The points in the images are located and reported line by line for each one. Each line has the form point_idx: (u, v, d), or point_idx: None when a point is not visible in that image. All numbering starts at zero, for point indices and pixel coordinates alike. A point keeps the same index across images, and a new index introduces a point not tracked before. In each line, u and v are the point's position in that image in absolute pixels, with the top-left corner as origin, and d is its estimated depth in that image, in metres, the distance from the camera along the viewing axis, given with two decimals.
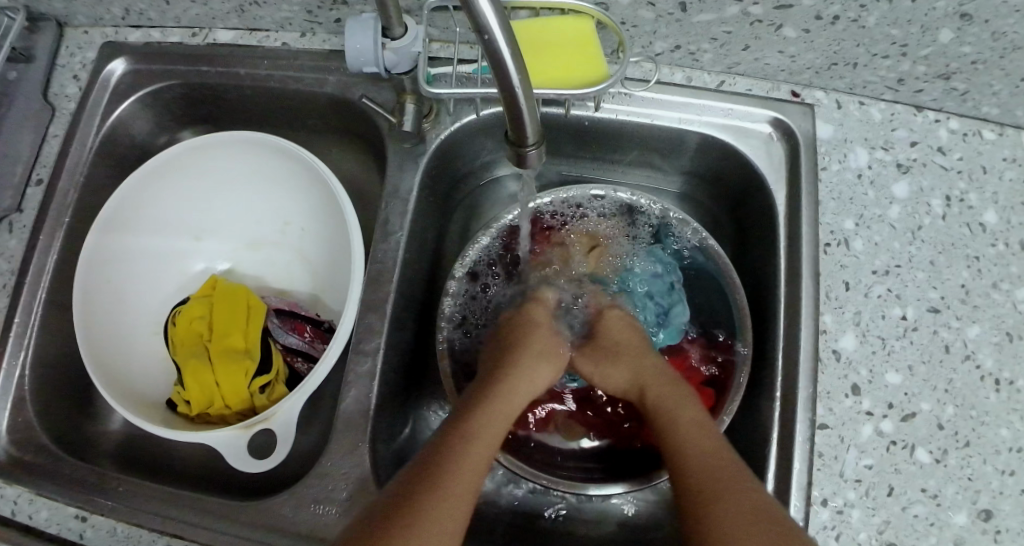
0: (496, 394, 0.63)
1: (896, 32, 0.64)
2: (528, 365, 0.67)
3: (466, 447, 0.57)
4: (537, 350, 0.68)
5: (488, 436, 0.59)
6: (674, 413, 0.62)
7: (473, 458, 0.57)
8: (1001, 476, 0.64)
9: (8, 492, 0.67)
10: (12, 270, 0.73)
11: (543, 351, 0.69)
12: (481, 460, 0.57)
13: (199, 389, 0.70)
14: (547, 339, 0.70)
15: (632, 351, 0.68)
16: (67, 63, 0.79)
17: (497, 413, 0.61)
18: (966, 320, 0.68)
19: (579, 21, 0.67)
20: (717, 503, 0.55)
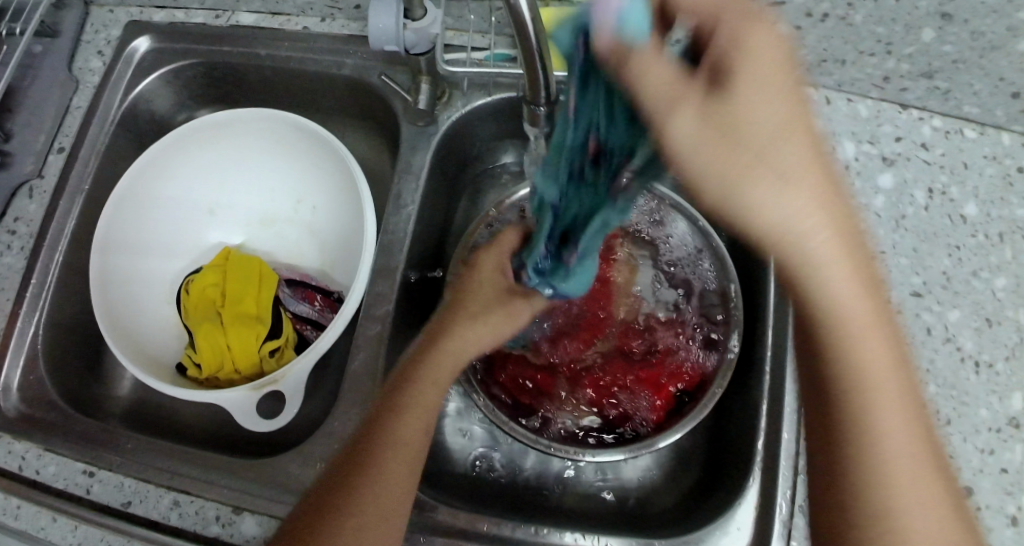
0: (423, 368, 0.62)
1: (882, 30, 0.68)
2: (459, 335, 0.63)
3: (389, 431, 0.59)
4: (472, 322, 0.63)
5: (415, 416, 0.59)
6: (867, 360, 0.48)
7: (400, 443, 0.58)
8: (980, 454, 0.67)
9: (17, 447, 0.69)
10: (31, 234, 0.75)
11: (485, 326, 0.64)
12: (410, 444, 0.59)
13: (210, 351, 0.72)
14: (490, 300, 0.65)
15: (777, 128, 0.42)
16: (92, 40, 0.82)
17: (427, 389, 0.61)
18: (947, 304, 0.72)
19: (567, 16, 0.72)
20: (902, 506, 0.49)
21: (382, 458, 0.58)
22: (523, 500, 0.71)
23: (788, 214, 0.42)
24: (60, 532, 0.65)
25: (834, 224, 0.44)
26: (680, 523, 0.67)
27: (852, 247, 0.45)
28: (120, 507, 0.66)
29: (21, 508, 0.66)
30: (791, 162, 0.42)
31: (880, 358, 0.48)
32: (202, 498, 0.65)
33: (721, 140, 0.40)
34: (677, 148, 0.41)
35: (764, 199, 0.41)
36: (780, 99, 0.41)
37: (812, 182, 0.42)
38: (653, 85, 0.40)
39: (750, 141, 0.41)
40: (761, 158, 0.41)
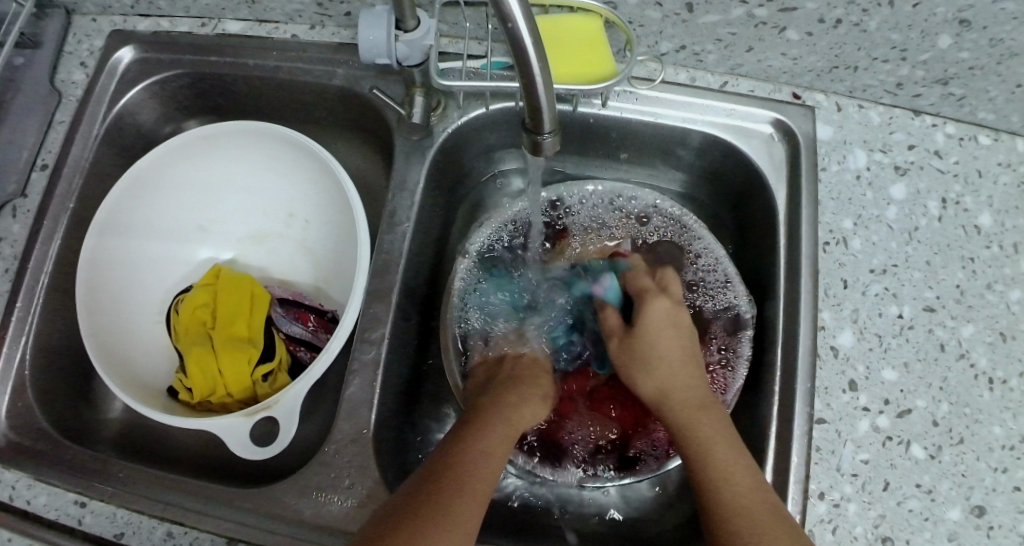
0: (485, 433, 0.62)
1: (897, 36, 0.65)
2: (525, 406, 0.67)
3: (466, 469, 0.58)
4: (538, 399, 0.68)
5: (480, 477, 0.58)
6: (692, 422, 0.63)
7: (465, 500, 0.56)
8: (994, 473, 0.66)
9: (6, 477, 0.67)
10: (15, 255, 0.73)
11: (542, 403, 0.69)
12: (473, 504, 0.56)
13: (201, 375, 0.70)
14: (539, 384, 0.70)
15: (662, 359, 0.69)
16: (74, 51, 0.79)
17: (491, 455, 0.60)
18: (961, 319, 0.70)
19: (567, 25, 0.69)
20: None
21: (443, 514, 0.54)
22: (525, 524, 0.69)
23: (665, 382, 0.67)
24: None
25: (685, 372, 0.68)
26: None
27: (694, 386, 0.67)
28: (113, 538, 0.64)
29: (13, 541, 0.64)
30: (670, 366, 0.68)
31: (716, 420, 0.63)
32: (196, 529, 0.63)
33: (631, 353, 0.70)
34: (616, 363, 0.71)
35: (649, 374, 0.68)
36: (658, 325, 0.70)
37: (674, 369, 0.68)
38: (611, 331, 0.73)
39: (645, 353, 0.70)
40: (638, 362, 0.69)
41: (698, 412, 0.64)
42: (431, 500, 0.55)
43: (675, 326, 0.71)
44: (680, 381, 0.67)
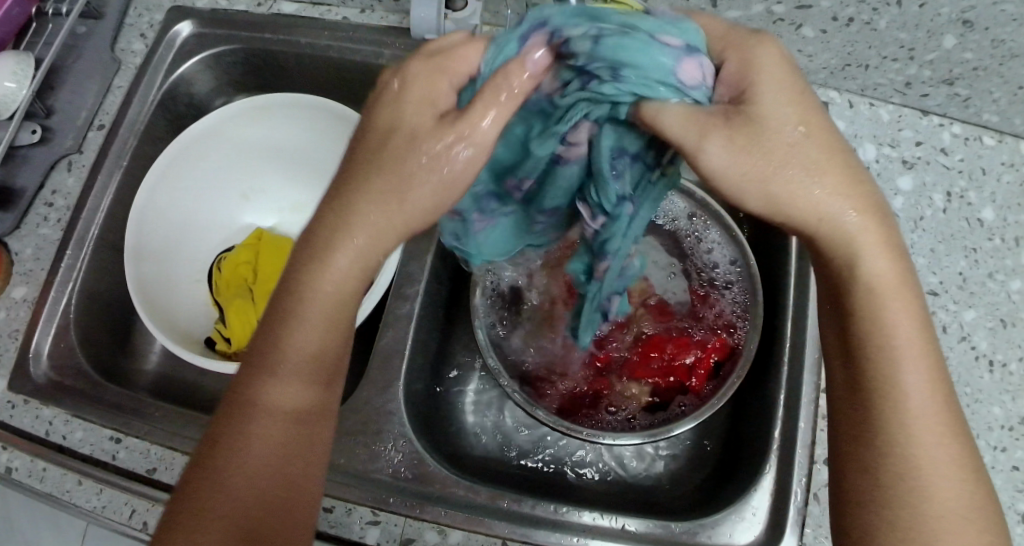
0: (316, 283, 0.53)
1: (905, 35, 0.70)
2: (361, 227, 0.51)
3: (300, 332, 0.53)
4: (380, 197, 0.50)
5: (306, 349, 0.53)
6: (877, 312, 0.52)
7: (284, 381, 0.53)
8: (993, 451, 0.69)
9: (45, 412, 0.70)
10: (68, 207, 0.77)
11: (392, 207, 0.50)
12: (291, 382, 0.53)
13: (241, 326, 0.75)
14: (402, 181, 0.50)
15: (810, 154, 0.49)
16: (135, 23, 0.84)
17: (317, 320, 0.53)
18: (963, 304, 0.73)
19: None
20: (926, 489, 0.50)
21: (268, 395, 0.53)
22: (536, 480, 0.71)
23: (812, 203, 0.49)
24: (85, 494, 0.66)
25: (882, 241, 0.51)
26: (692, 509, 0.67)
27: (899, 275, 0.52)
28: (145, 473, 0.67)
29: (47, 470, 0.67)
30: (828, 169, 0.49)
31: (912, 348, 0.51)
32: None
33: (759, 166, 0.48)
34: (673, 120, 0.47)
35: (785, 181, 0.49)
36: (785, 99, 0.48)
37: (832, 175, 0.49)
38: (670, 113, 0.48)
39: (780, 145, 0.48)
40: (784, 171, 0.48)
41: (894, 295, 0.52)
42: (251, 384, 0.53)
43: (792, 84, 0.49)
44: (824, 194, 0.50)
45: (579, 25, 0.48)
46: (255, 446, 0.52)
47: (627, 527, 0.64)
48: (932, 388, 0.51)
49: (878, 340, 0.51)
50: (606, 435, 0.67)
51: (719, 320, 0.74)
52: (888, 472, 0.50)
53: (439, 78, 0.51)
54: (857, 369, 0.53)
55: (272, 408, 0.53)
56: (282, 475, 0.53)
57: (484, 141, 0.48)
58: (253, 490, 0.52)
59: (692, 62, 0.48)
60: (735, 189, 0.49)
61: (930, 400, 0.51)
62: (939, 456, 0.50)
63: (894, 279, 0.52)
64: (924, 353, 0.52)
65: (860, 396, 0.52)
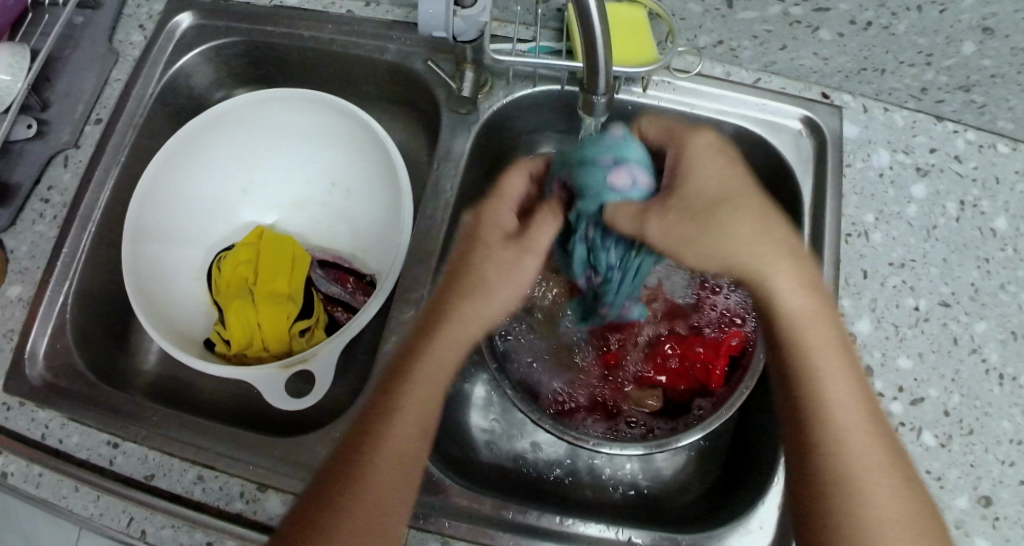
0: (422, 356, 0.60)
1: (924, 41, 0.69)
2: (461, 312, 0.60)
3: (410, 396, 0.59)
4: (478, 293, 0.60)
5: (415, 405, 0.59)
6: (800, 338, 0.57)
7: (396, 436, 0.58)
8: (1001, 465, 0.68)
9: (40, 415, 0.69)
10: (63, 204, 0.75)
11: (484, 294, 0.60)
12: (403, 438, 0.58)
13: (240, 326, 0.72)
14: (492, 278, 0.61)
15: (736, 213, 0.59)
16: (134, 14, 0.81)
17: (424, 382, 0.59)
18: (974, 315, 0.72)
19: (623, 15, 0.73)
20: (869, 490, 0.53)
21: (381, 448, 0.57)
22: (542, 489, 0.70)
23: (733, 249, 0.58)
24: (82, 501, 0.65)
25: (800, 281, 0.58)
26: (699, 521, 0.66)
27: (819, 312, 0.58)
28: (143, 479, 0.66)
29: (44, 476, 0.66)
30: (750, 224, 0.58)
31: (831, 366, 0.57)
32: (226, 473, 0.65)
33: (688, 231, 0.59)
34: (617, 209, 0.60)
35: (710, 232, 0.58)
36: (705, 167, 0.60)
37: (750, 230, 0.58)
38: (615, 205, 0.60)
39: (702, 207, 0.59)
40: (708, 230, 0.58)
41: (812, 318, 0.58)
42: (363, 442, 0.58)
43: (718, 155, 0.60)
44: (744, 248, 0.58)
45: (564, 168, 0.63)
46: (368, 493, 0.56)
47: (633, 539, 0.63)
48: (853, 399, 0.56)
49: (803, 371, 0.57)
50: (622, 446, 0.66)
51: (724, 316, 0.75)
52: (827, 476, 0.54)
53: (500, 207, 0.63)
54: (789, 390, 0.57)
55: (384, 460, 0.57)
56: (395, 517, 0.56)
57: (541, 250, 0.62)
58: (368, 529, 0.55)
59: (626, 171, 0.60)
60: (672, 249, 0.60)
61: (854, 404, 0.56)
62: (869, 456, 0.54)
63: (811, 305, 0.58)
64: (843, 369, 0.57)
65: (792, 413, 0.57)
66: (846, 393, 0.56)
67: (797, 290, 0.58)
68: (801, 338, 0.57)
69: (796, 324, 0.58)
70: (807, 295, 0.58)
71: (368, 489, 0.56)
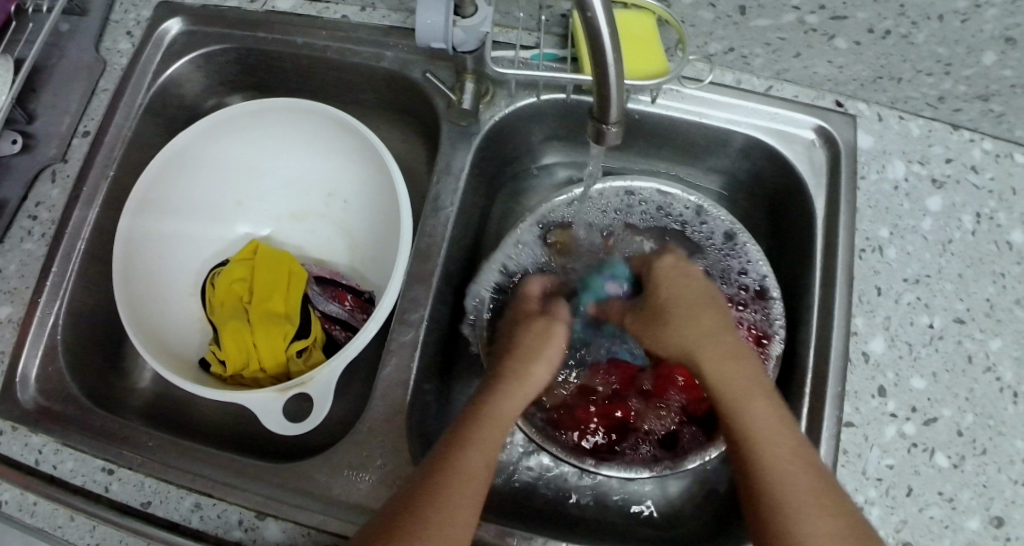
0: (485, 402, 0.63)
1: (943, 50, 0.66)
2: (517, 377, 0.65)
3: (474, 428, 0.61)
4: (537, 363, 0.67)
5: (484, 437, 0.60)
6: (730, 388, 0.62)
7: (465, 459, 0.58)
8: (1014, 485, 0.66)
9: (33, 441, 0.67)
10: (52, 220, 0.73)
11: (532, 358, 0.67)
12: (474, 463, 0.58)
13: (235, 348, 0.70)
14: (536, 348, 0.68)
15: (691, 300, 0.69)
16: (121, 20, 0.78)
17: (487, 423, 0.61)
18: (990, 332, 0.70)
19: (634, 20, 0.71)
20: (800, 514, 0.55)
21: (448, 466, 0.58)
22: (547, 511, 0.70)
23: (690, 334, 0.67)
24: (78, 531, 0.64)
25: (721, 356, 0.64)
26: None
27: (748, 373, 0.63)
28: (140, 507, 0.64)
29: (38, 504, 0.64)
30: (693, 306, 0.68)
31: (756, 399, 0.61)
32: (225, 501, 0.63)
33: (651, 319, 0.70)
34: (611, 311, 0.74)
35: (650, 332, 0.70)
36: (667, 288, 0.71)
37: (702, 311, 0.68)
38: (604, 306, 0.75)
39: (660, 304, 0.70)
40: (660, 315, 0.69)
41: (736, 364, 0.63)
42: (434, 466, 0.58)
43: (683, 277, 0.71)
44: (697, 332, 0.67)
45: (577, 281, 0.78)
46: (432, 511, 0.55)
47: None
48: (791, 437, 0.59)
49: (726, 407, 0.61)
50: (630, 470, 0.66)
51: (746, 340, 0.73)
52: (767, 501, 0.57)
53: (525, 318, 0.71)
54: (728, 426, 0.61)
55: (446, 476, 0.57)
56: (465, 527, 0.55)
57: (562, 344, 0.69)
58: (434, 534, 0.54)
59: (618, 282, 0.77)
60: (642, 345, 0.71)
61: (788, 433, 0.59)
62: (811, 486, 0.56)
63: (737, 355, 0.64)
64: (773, 407, 0.61)
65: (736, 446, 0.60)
66: (778, 426, 0.59)
67: (727, 346, 0.65)
68: (724, 382, 0.63)
69: (727, 370, 0.63)
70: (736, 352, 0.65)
71: (442, 502, 0.55)
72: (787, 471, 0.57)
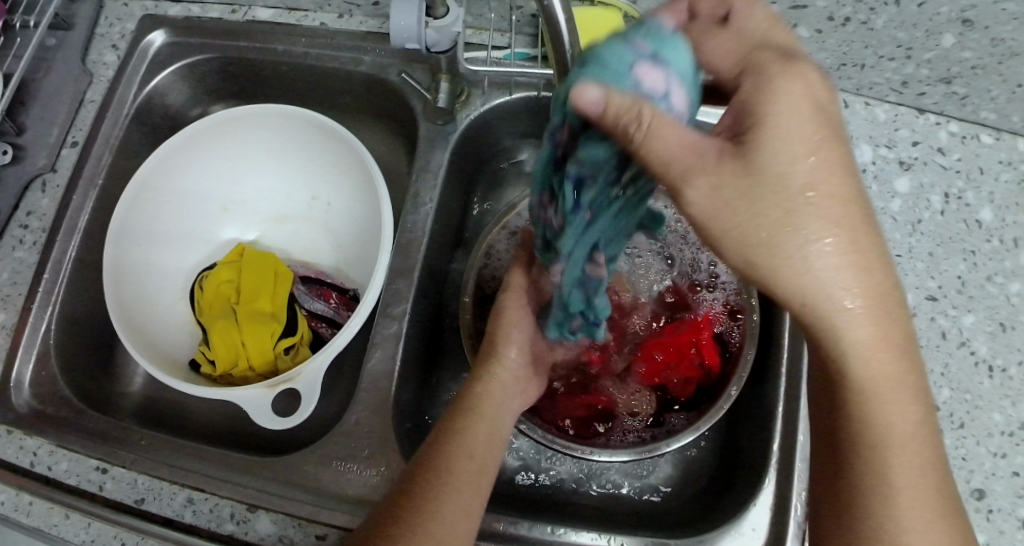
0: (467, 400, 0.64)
1: (902, 34, 0.68)
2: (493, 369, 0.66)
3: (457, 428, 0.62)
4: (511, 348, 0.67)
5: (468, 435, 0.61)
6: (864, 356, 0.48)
7: (451, 458, 0.59)
8: (993, 457, 0.67)
9: (29, 443, 0.68)
10: (43, 228, 0.75)
11: (504, 343, 0.67)
12: (460, 460, 0.60)
13: (225, 348, 0.72)
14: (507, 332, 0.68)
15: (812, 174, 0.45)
16: (106, 33, 0.81)
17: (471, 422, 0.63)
18: (962, 308, 0.72)
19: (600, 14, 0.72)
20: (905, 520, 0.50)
21: (436, 468, 0.59)
22: (536, 498, 0.71)
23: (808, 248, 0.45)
24: (73, 528, 0.65)
25: (873, 320, 0.47)
26: (694, 525, 0.66)
27: (889, 338, 0.48)
28: (133, 504, 0.66)
29: (34, 504, 0.66)
30: (792, 155, 0.45)
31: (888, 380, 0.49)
32: (216, 495, 0.65)
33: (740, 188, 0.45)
34: (655, 127, 0.42)
35: (782, 249, 0.45)
36: (823, 193, 0.46)
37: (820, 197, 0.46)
38: (631, 96, 0.42)
39: (767, 177, 0.45)
40: (769, 191, 0.45)
41: (880, 330, 0.48)
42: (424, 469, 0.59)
43: (813, 132, 0.45)
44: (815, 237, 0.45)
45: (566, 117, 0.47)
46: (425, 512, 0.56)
47: None
48: (909, 428, 0.50)
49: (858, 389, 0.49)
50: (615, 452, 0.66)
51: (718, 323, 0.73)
52: (873, 501, 0.51)
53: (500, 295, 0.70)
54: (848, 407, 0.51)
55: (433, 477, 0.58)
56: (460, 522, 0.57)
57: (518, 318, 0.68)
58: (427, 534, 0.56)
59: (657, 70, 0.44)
60: (691, 208, 0.45)
61: (909, 424, 0.50)
62: (922, 488, 0.51)
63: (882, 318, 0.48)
64: (902, 387, 0.50)
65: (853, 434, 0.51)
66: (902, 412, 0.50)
67: (857, 275, 0.46)
68: (857, 340, 0.48)
69: (875, 345, 0.48)
70: (867, 289, 0.47)
71: (432, 502, 0.57)
72: (898, 470, 0.50)
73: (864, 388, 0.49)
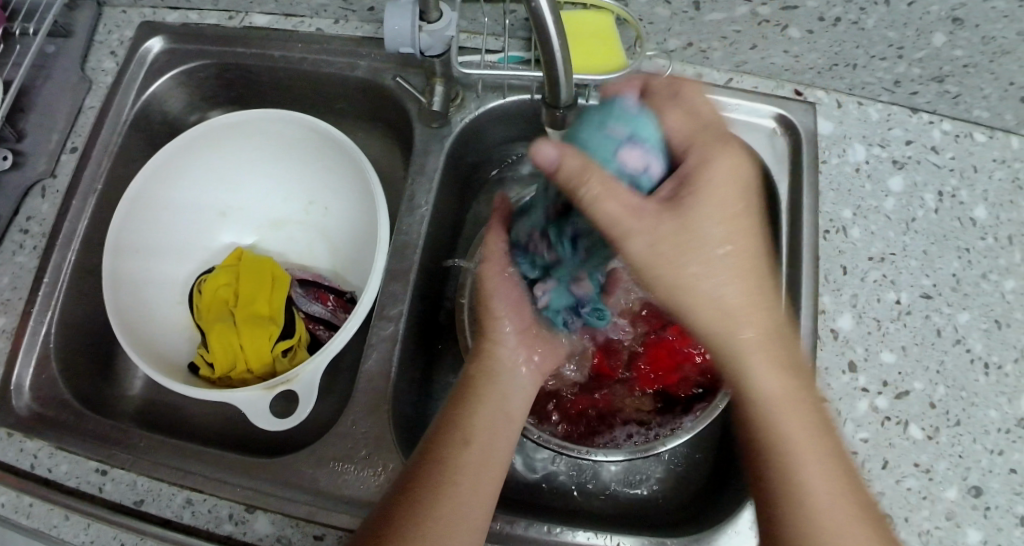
0: (469, 391, 0.64)
1: (893, 34, 0.68)
2: (494, 361, 0.66)
3: (460, 422, 0.61)
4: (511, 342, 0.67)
5: (474, 429, 0.61)
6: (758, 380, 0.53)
7: (456, 454, 0.59)
8: (990, 454, 0.67)
9: (28, 446, 0.69)
10: (43, 233, 0.76)
11: (502, 335, 0.67)
12: (466, 456, 0.59)
13: (223, 351, 0.72)
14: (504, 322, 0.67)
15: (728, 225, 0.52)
16: (105, 40, 0.82)
17: (477, 415, 0.62)
18: (956, 306, 0.72)
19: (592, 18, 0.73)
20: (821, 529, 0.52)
21: (440, 464, 0.58)
22: (534, 499, 0.71)
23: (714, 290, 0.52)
24: (73, 530, 0.65)
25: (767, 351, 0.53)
26: (692, 524, 0.66)
27: (784, 368, 0.54)
28: (133, 505, 0.66)
29: (34, 506, 0.66)
30: (716, 212, 0.52)
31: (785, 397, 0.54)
32: (214, 496, 0.65)
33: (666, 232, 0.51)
34: (598, 194, 0.49)
35: (694, 293, 0.52)
36: (736, 249, 0.53)
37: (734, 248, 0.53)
38: (581, 160, 0.50)
39: (689, 227, 0.51)
40: (686, 241, 0.51)
41: (774, 359, 0.54)
42: (427, 465, 0.58)
43: (739, 197, 0.53)
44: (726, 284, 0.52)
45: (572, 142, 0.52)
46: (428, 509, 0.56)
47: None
48: (820, 443, 0.54)
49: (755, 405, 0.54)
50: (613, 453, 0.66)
51: None
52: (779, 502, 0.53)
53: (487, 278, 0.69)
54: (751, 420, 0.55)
55: (435, 473, 0.58)
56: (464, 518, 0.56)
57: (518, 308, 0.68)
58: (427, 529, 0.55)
59: (637, 150, 0.51)
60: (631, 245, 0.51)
61: (819, 442, 0.54)
62: (840, 498, 0.53)
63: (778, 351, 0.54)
64: (805, 405, 0.54)
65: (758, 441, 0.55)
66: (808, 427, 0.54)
67: (755, 320, 0.53)
68: (758, 367, 0.53)
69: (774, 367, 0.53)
70: (760, 328, 0.53)
71: (437, 499, 0.56)
72: (810, 484, 0.53)
73: (764, 403, 0.54)
